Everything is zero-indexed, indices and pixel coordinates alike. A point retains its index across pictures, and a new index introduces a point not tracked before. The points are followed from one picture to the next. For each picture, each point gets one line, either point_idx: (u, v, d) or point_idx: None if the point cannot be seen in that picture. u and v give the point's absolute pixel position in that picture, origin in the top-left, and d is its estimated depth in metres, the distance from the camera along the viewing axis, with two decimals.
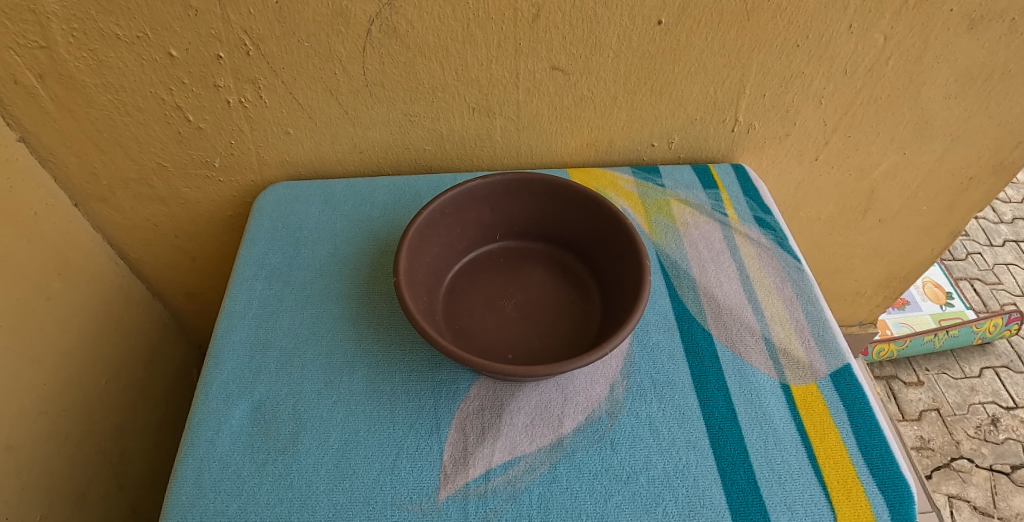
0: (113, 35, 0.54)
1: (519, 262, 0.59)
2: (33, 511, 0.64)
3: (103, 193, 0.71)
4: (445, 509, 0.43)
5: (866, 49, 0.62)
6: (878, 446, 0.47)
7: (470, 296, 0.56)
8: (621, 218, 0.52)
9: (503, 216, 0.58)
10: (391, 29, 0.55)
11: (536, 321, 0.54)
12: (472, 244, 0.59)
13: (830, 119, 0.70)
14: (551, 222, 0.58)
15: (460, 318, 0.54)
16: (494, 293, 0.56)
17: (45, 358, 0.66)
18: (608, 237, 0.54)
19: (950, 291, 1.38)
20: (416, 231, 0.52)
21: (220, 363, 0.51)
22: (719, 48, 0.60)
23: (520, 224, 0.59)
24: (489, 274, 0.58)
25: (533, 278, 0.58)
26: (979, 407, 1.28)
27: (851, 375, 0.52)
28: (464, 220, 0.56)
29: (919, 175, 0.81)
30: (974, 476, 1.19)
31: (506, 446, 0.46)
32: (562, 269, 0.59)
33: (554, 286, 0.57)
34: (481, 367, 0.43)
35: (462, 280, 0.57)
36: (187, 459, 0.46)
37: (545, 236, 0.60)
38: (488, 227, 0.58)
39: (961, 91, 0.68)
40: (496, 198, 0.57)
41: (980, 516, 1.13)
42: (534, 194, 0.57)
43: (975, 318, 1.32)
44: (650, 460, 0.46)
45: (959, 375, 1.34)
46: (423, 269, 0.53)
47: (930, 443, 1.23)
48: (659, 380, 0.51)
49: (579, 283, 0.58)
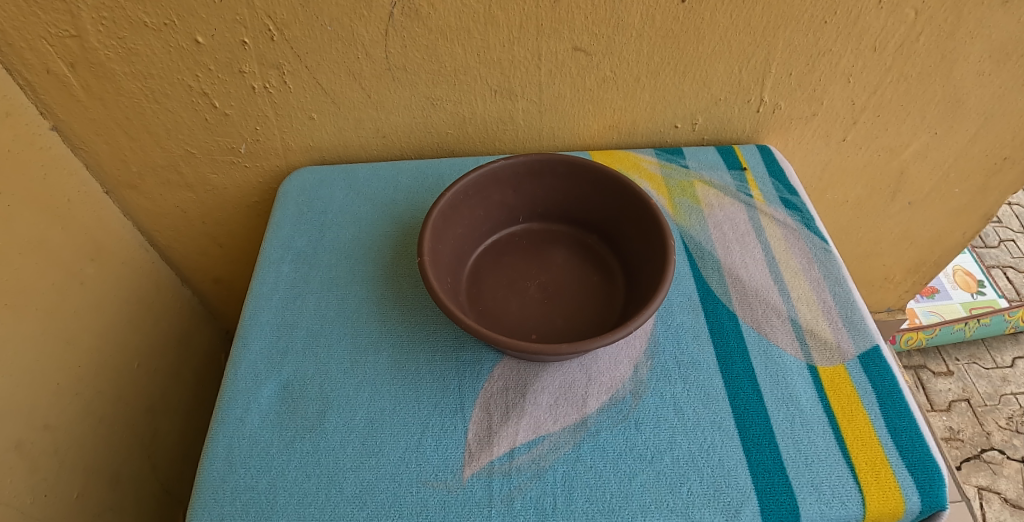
0: (142, 23, 0.55)
1: (543, 244, 0.59)
2: (70, 488, 0.66)
3: (133, 180, 0.72)
4: (470, 486, 0.43)
5: (897, 24, 0.60)
6: (907, 429, 0.47)
7: (493, 278, 0.56)
8: (646, 198, 0.52)
9: (526, 198, 0.58)
10: (413, 11, 0.55)
11: (559, 302, 0.54)
12: (495, 226, 0.59)
13: (859, 98, 0.69)
14: (573, 204, 0.58)
15: (482, 299, 0.54)
16: (517, 274, 0.56)
17: (80, 340, 0.68)
18: (631, 218, 0.54)
19: (982, 279, 1.35)
20: (439, 213, 0.52)
21: (249, 343, 0.52)
22: (744, 26, 0.59)
23: (543, 206, 0.59)
24: (512, 256, 0.58)
25: (556, 259, 0.58)
26: (1010, 398, 1.25)
27: (880, 357, 0.51)
28: (487, 203, 0.56)
29: (950, 155, 0.78)
30: (1005, 468, 1.16)
31: (530, 425, 0.46)
32: (585, 250, 0.59)
33: (577, 267, 0.57)
34: (505, 345, 0.43)
35: (484, 262, 0.57)
36: (217, 436, 0.47)
37: (568, 218, 0.60)
38: (511, 209, 0.58)
39: (996, 68, 0.66)
40: (519, 179, 0.57)
41: (1011, 509, 1.11)
42: (557, 175, 0.57)
43: (1007, 307, 1.29)
44: (675, 440, 0.46)
45: (990, 365, 1.30)
46: (447, 251, 0.53)
47: (960, 434, 1.21)
48: (683, 361, 0.50)
49: (602, 264, 0.57)
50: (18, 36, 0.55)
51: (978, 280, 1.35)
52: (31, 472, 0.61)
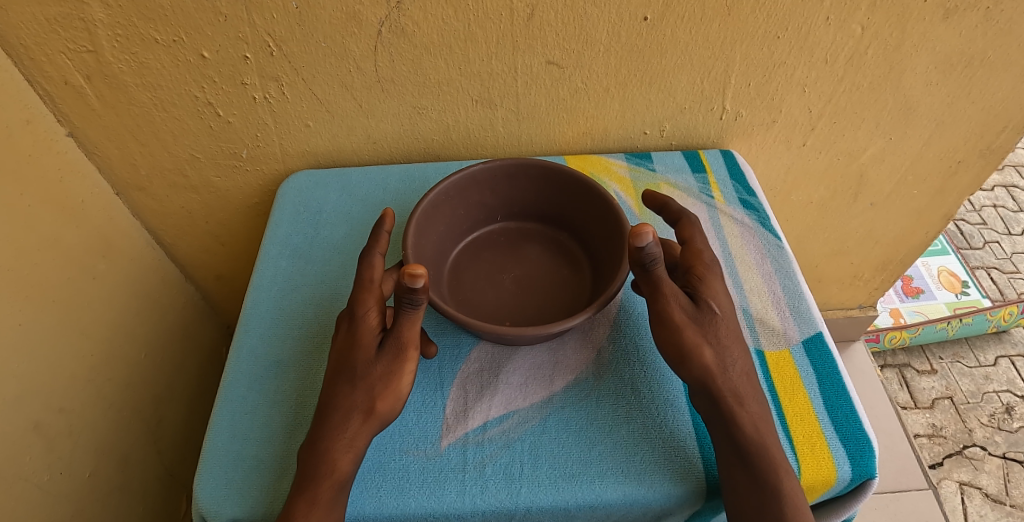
0: (153, 39, 0.61)
1: (519, 240, 0.65)
2: (83, 468, 0.71)
3: (141, 183, 0.78)
4: (446, 455, 0.48)
5: (845, 39, 0.66)
6: (843, 406, 0.52)
7: (472, 271, 0.62)
8: (608, 197, 0.57)
9: (503, 198, 0.64)
10: (400, 29, 0.60)
11: (532, 292, 0.59)
12: (474, 225, 0.64)
13: (815, 106, 0.74)
14: (546, 204, 0.63)
15: (462, 290, 0.59)
16: (494, 268, 0.62)
17: (92, 331, 0.74)
18: (596, 215, 0.59)
19: (967, 280, 1.41)
20: (422, 212, 0.57)
21: (250, 330, 0.58)
22: (703, 41, 0.64)
23: (518, 206, 0.65)
24: (490, 252, 0.63)
25: (530, 254, 0.63)
26: (993, 396, 1.30)
27: (821, 342, 0.57)
28: (467, 203, 0.62)
29: (907, 159, 0.84)
30: (986, 464, 1.21)
31: (501, 401, 0.51)
32: (557, 246, 0.64)
33: (550, 262, 0.63)
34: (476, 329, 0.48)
35: (464, 258, 0.63)
36: (222, 412, 0.53)
37: (542, 217, 0.65)
38: (490, 209, 0.64)
39: (942, 78, 0.72)
40: (496, 182, 0.62)
41: (992, 503, 1.15)
42: (531, 178, 0.62)
43: (990, 307, 1.34)
44: (631, 415, 0.51)
45: (974, 363, 1.35)
46: (429, 246, 0.58)
47: (942, 431, 1.25)
48: (642, 345, 0.56)
49: (572, 259, 0.63)
50: (39, 51, 0.61)
51: (963, 280, 1.40)
52: (47, 451, 0.66)
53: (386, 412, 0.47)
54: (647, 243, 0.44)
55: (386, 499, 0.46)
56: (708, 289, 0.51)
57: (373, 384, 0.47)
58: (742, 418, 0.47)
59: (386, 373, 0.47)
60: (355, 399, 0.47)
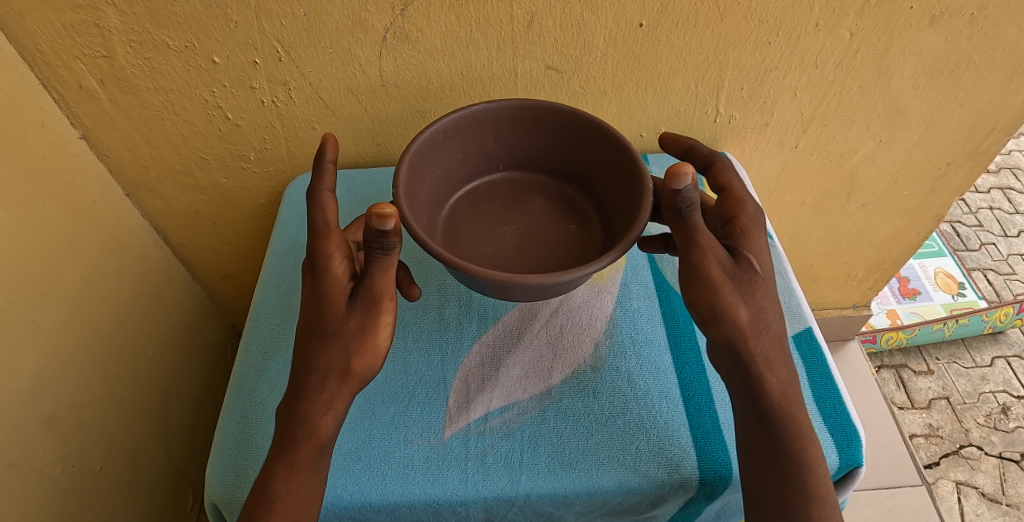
0: (165, 45, 0.63)
1: (522, 192, 0.64)
2: (93, 461, 0.73)
3: (151, 184, 0.80)
4: (450, 444, 0.50)
5: (834, 44, 0.68)
6: (831, 398, 0.55)
7: (472, 222, 0.61)
8: (626, 146, 0.55)
9: (506, 146, 0.62)
10: (404, 35, 0.63)
11: (533, 246, 0.59)
12: (475, 173, 0.63)
13: (806, 109, 0.76)
14: (552, 154, 0.62)
15: (458, 242, 0.59)
16: (495, 220, 0.62)
17: (103, 327, 0.76)
18: (607, 169, 0.58)
19: (963, 282, 1.43)
20: (419, 150, 0.55)
21: (259, 325, 0.61)
22: (696, 46, 0.66)
23: (522, 155, 0.63)
24: (491, 202, 0.63)
25: (534, 207, 0.63)
26: (989, 396, 1.32)
27: (811, 337, 0.59)
28: (468, 147, 0.60)
29: (897, 160, 0.86)
30: (983, 463, 1.22)
31: (502, 393, 0.53)
32: (562, 199, 0.63)
33: (553, 215, 0.62)
34: (471, 273, 0.46)
35: (462, 208, 0.62)
36: (234, 404, 0.55)
37: (547, 169, 0.64)
38: (492, 156, 0.63)
39: (930, 82, 0.74)
40: (500, 126, 0.60)
41: (988, 502, 1.17)
42: (538, 122, 0.60)
43: (985, 307, 1.37)
44: (627, 406, 0.53)
45: (970, 364, 1.37)
46: (424, 191, 0.57)
47: (939, 431, 1.27)
48: (638, 339, 0.58)
49: (579, 213, 0.62)
50: (55, 56, 0.63)
51: (959, 282, 1.42)
52: (60, 444, 0.68)
53: (365, 370, 0.48)
54: (685, 185, 0.42)
55: (391, 486, 0.48)
56: (750, 244, 0.50)
57: (348, 341, 0.47)
58: (769, 382, 0.48)
59: (360, 328, 0.47)
60: (330, 361, 0.47)
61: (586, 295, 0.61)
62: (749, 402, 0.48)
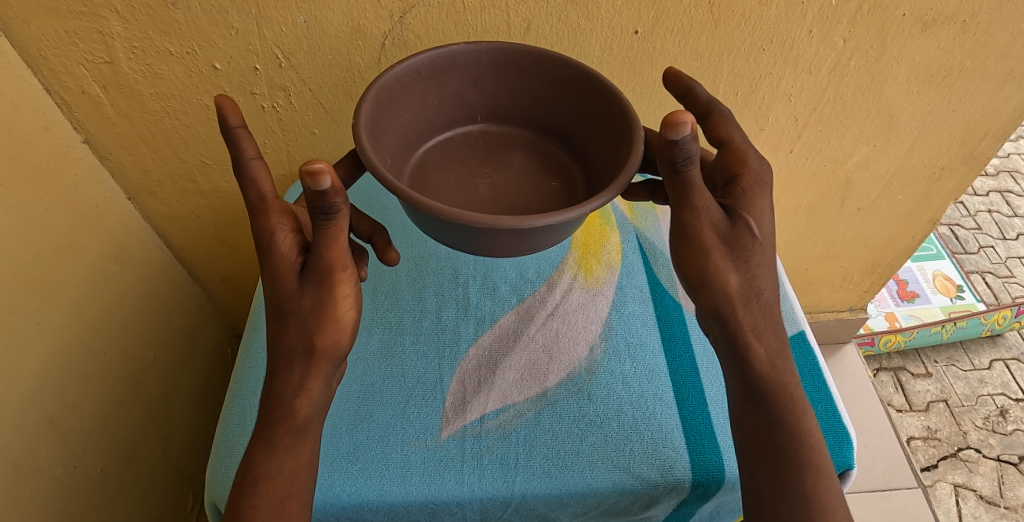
0: (167, 51, 0.64)
1: (501, 146, 0.55)
2: (94, 462, 0.74)
3: (152, 188, 0.80)
4: (446, 445, 0.51)
5: (828, 51, 0.69)
6: (821, 401, 0.56)
7: (441, 174, 0.52)
8: (623, 101, 0.47)
9: (486, 94, 0.53)
10: (402, 42, 0.64)
11: (507, 203, 0.50)
12: (450, 122, 0.54)
13: (801, 114, 0.77)
14: (537, 106, 0.53)
15: (425, 192, 0.50)
16: (467, 174, 0.53)
17: (105, 330, 0.77)
18: (601, 125, 0.49)
19: (962, 284, 1.44)
20: (385, 86, 0.47)
21: (259, 327, 0.62)
22: (691, 53, 0.67)
23: (504, 107, 0.54)
24: (464, 155, 0.54)
25: (512, 162, 0.54)
26: (987, 399, 1.33)
27: (803, 341, 0.60)
28: (442, 91, 0.51)
29: (891, 165, 0.87)
30: (981, 466, 1.23)
31: (498, 395, 0.54)
32: (545, 157, 0.55)
33: (534, 173, 0.53)
34: (436, 214, 0.39)
35: (434, 158, 0.53)
36: (234, 405, 0.56)
37: (529, 122, 0.55)
38: (470, 105, 0.54)
39: (923, 88, 0.75)
40: (480, 70, 0.51)
41: (986, 505, 1.18)
42: (523, 69, 0.51)
43: (984, 310, 1.38)
44: (621, 409, 0.54)
45: (969, 367, 1.38)
46: (389, 132, 0.48)
47: (937, 433, 1.28)
48: (633, 343, 0.58)
49: (563, 172, 0.53)
50: (58, 62, 0.64)
51: (957, 285, 1.44)
52: (61, 445, 0.69)
53: (330, 346, 0.45)
54: (682, 136, 0.36)
55: (389, 487, 0.49)
56: (751, 206, 0.46)
57: (306, 318, 0.44)
58: (757, 351, 0.48)
59: (315, 304, 0.44)
60: (292, 341, 0.45)
61: (582, 299, 0.62)
62: (740, 405, 0.49)
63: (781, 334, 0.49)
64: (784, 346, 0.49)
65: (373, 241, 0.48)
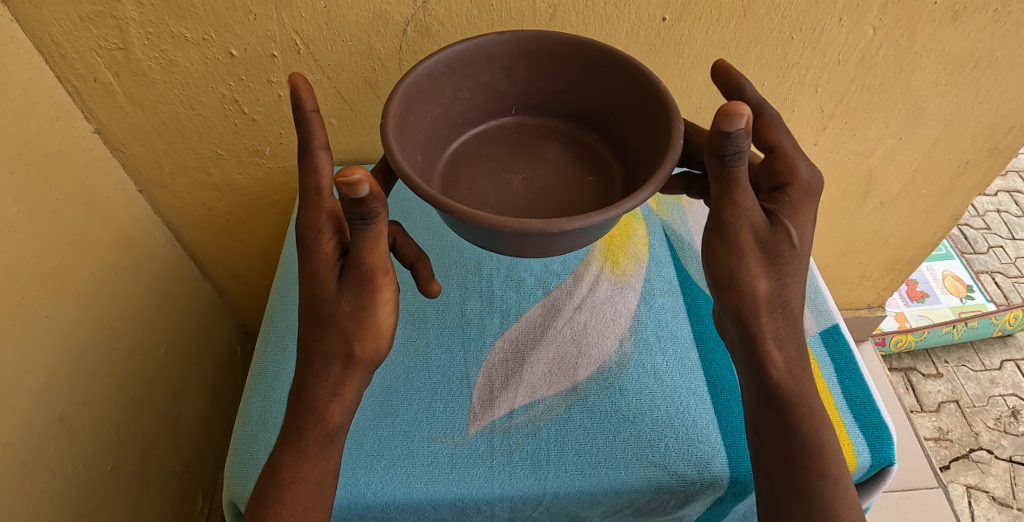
0: (182, 38, 0.62)
1: (536, 138, 0.54)
2: (105, 461, 0.72)
3: (164, 180, 0.79)
4: (474, 441, 0.49)
5: (857, 40, 0.67)
6: (860, 395, 0.54)
7: (474, 169, 0.51)
8: (663, 91, 0.45)
9: (519, 84, 0.52)
10: (425, 29, 0.62)
11: (542, 197, 0.49)
12: (483, 115, 0.53)
13: (826, 106, 0.76)
14: (573, 94, 0.52)
15: (457, 190, 0.49)
16: (501, 168, 0.52)
17: (115, 326, 0.75)
18: (640, 116, 0.48)
19: (971, 284, 1.42)
20: (415, 81, 0.46)
21: (276, 322, 0.60)
22: (719, 42, 0.66)
23: (538, 97, 0.53)
24: (498, 148, 0.53)
25: (547, 155, 0.52)
26: (999, 399, 1.30)
27: (838, 334, 0.59)
28: (474, 84, 0.50)
29: (915, 159, 0.85)
30: (993, 467, 1.21)
31: (527, 390, 0.53)
32: (581, 148, 0.53)
33: (569, 165, 0.52)
34: (461, 216, 0.38)
35: (466, 153, 0.52)
36: (251, 401, 0.54)
37: (565, 113, 0.53)
38: (503, 97, 0.52)
39: (951, 79, 0.73)
40: (512, 60, 0.50)
41: (998, 506, 1.16)
42: (556, 58, 0.50)
43: (994, 311, 1.35)
44: (654, 403, 0.52)
45: (979, 367, 1.36)
46: (421, 128, 0.47)
47: (948, 434, 1.26)
48: (663, 336, 0.57)
49: (600, 164, 0.52)
50: (71, 48, 0.62)
51: (967, 285, 1.41)
52: (71, 444, 0.67)
53: (369, 354, 0.45)
54: (737, 129, 0.34)
55: (416, 485, 0.47)
56: (796, 214, 0.44)
57: (345, 326, 0.44)
58: (775, 360, 0.46)
59: (355, 310, 0.43)
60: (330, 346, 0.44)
61: (609, 291, 0.60)
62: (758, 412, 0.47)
63: (802, 344, 0.48)
64: (802, 356, 0.47)
65: (415, 268, 0.48)
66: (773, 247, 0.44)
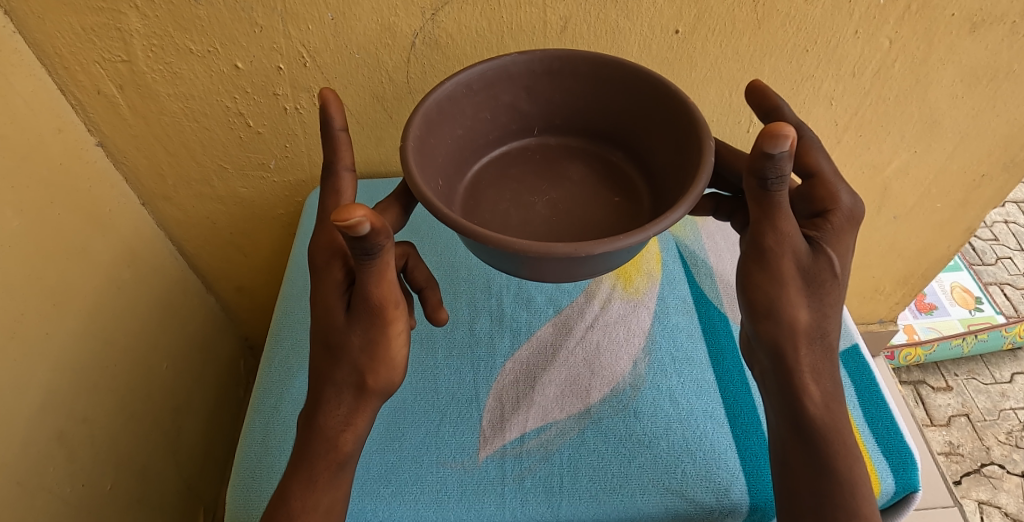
0: (187, 50, 0.61)
1: (559, 158, 0.52)
2: (104, 479, 0.71)
3: (167, 192, 0.78)
4: (484, 467, 0.48)
5: (872, 52, 0.66)
6: (883, 417, 0.53)
7: (496, 191, 0.50)
8: (689, 105, 0.44)
9: (541, 104, 0.51)
10: (433, 41, 0.61)
11: (567, 219, 0.48)
12: (505, 135, 0.52)
13: (840, 118, 0.74)
14: (596, 111, 0.51)
15: (479, 212, 0.48)
16: (524, 189, 0.50)
17: (116, 340, 0.73)
18: (666, 135, 0.46)
19: (980, 296, 1.40)
20: (436, 103, 0.45)
21: (279, 341, 0.58)
22: (732, 54, 0.65)
23: (562, 116, 0.52)
24: (521, 169, 0.51)
25: (571, 175, 0.51)
26: (1010, 413, 1.28)
27: (857, 354, 0.57)
28: (496, 104, 0.49)
29: (930, 172, 0.83)
30: (1005, 482, 1.18)
31: (538, 413, 0.51)
32: (606, 167, 0.52)
33: (595, 186, 0.50)
34: (478, 238, 0.36)
35: (489, 175, 0.51)
36: (254, 422, 0.53)
37: (588, 132, 0.52)
38: (526, 116, 0.51)
39: (968, 91, 0.72)
40: (534, 79, 0.49)
41: None
42: (579, 76, 0.49)
43: (1004, 322, 1.33)
44: (670, 427, 0.50)
45: (990, 380, 1.34)
46: (441, 150, 0.46)
47: (959, 449, 1.23)
48: (678, 357, 0.55)
49: (625, 185, 0.50)
50: (74, 60, 0.61)
51: (976, 297, 1.39)
52: (69, 462, 0.65)
53: (382, 385, 0.43)
54: (782, 151, 0.33)
55: (423, 513, 0.45)
56: (836, 242, 0.44)
57: (356, 356, 0.42)
58: (813, 395, 0.45)
59: (366, 343, 0.42)
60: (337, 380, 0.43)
61: (622, 310, 0.59)
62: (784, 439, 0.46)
63: (838, 378, 0.46)
64: (839, 390, 0.46)
65: (424, 295, 0.47)
66: (814, 273, 0.43)
